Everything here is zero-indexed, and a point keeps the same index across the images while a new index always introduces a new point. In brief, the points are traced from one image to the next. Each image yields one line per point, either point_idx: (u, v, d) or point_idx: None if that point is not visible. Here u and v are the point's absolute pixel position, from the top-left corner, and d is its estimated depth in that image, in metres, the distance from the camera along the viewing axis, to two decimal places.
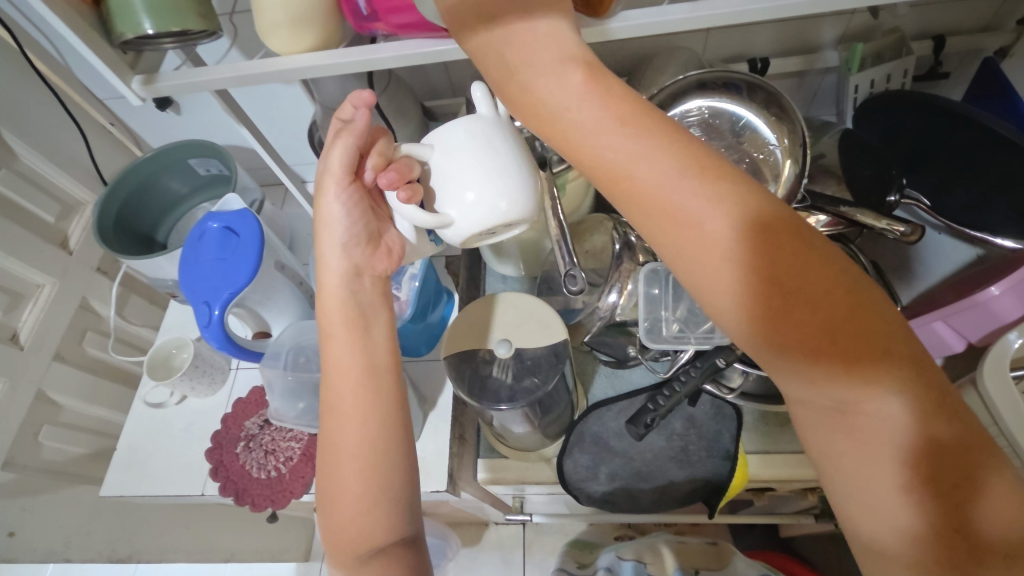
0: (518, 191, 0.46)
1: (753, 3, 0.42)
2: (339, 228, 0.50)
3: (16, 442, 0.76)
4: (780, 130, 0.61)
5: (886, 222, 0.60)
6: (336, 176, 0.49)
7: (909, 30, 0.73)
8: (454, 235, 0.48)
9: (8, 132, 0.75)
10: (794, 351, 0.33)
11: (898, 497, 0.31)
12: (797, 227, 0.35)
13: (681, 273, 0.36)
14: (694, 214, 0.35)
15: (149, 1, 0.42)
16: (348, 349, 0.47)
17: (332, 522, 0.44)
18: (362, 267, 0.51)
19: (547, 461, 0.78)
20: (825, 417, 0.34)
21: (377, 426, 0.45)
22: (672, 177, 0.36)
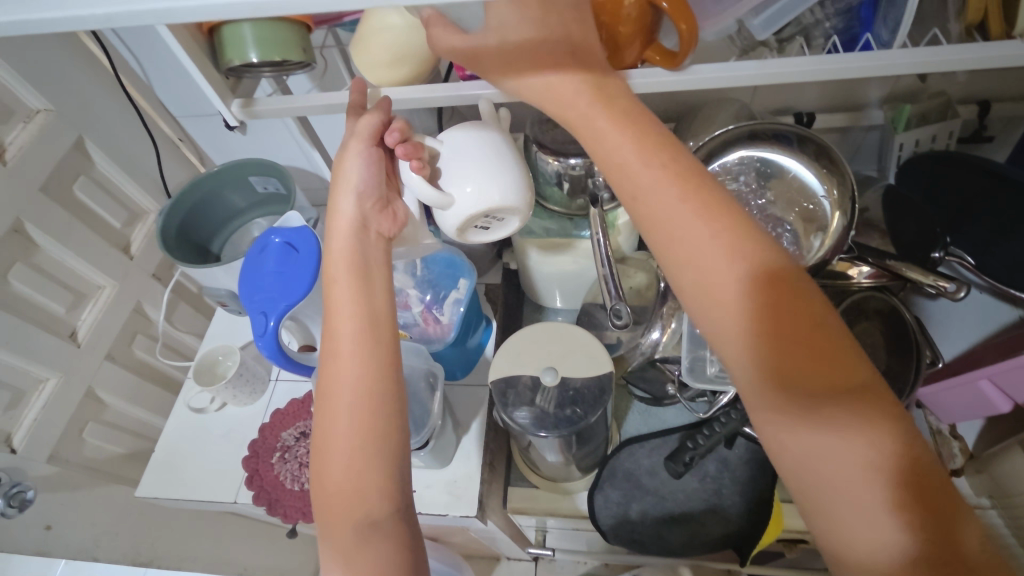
0: (512, 189, 0.51)
1: (818, 63, 0.45)
2: (356, 182, 0.51)
3: (62, 435, 0.79)
4: (829, 182, 0.62)
5: (931, 278, 0.59)
6: (363, 136, 0.51)
7: (954, 94, 0.75)
8: (449, 222, 0.53)
9: (90, 141, 0.80)
10: (790, 378, 0.40)
11: (883, 512, 0.37)
12: (794, 279, 0.42)
13: (689, 297, 0.44)
14: (712, 259, 0.42)
15: (258, 35, 0.46)
16: (351, 300, 0.48)
17: (326, 482, 0.45)
18: (369, 222, 0.52)
19: (569, 495, 0.78)
20: (817, 442, 0.39)
21: (373, 385, 0.46)
22: (689, 215, 0.43)
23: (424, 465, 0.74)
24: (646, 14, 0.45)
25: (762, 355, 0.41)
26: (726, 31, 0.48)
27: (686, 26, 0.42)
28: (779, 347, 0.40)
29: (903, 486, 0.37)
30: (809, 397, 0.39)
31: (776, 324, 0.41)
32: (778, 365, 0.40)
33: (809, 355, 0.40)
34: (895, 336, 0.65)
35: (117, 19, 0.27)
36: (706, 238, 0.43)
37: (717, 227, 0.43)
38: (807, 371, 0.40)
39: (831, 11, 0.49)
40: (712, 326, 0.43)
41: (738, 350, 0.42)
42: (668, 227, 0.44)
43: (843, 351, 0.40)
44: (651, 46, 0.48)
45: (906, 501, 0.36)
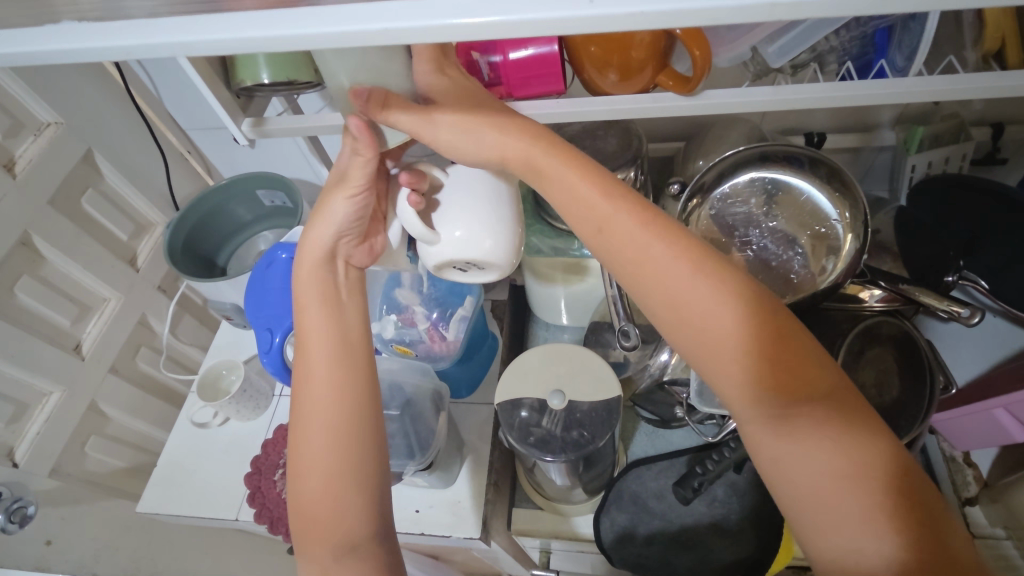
0: (500, 243, 0.50)
1: (833, 90, 0.45)
2: (338, 219, 0.48)
3: (64, 449, 0.79)
4: (841, 205, 0.62)
5: (945, 303, 0.58)
6: (354, 182, 0.46)
7: (968, 116, 0.74)
8: (431, 260, 0.52)
9: (100, 155, 0.81)
10: (773, 403, 0.40)
11: (877, 533, 0.36)
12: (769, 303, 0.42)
13: (668, 325, 0.43)
14: (692, 291, 0.42)
15: (269, 56, 0.47)
16: (324, 324, 0.47)
17: (303, 508, 0.44)
18: (339, 253, 0.50)
19: (561, 515, 0.77)
20: (803, 464, 0.38)
21: (350, 407, 0.45)
22: (666, 244, 0.43)
23: (427, 484, 0.73)
24: (660, 40, 0.44)
25: (747, 382, 0.40)
26: (740, 58, 0.47)
27: (700, 52, 0.41)
28: (763, 373, 0.40)
29: (893, 505, 0.36)
30: (795, 422, 0.39)
31: (761, 353, 0.40)
32: (762, 391, 0.40)
33: (797, 381, 0.40)
34: (911, 361, 0.63)
35: (132, 53, 0.27)
36: (686, 271, 0.42)
37: (699, 261, 0.42)
38: (790, 395, 0.40)
39: (847, 38, 0.48)
40: (696, 358, 0.42)
41: (724, 377, 0.41)
42: (650, 261, 0.43)
43: (822, 372, 0.40)
44: (664, 72, 0.47)
45: (898, 520, 0.36)
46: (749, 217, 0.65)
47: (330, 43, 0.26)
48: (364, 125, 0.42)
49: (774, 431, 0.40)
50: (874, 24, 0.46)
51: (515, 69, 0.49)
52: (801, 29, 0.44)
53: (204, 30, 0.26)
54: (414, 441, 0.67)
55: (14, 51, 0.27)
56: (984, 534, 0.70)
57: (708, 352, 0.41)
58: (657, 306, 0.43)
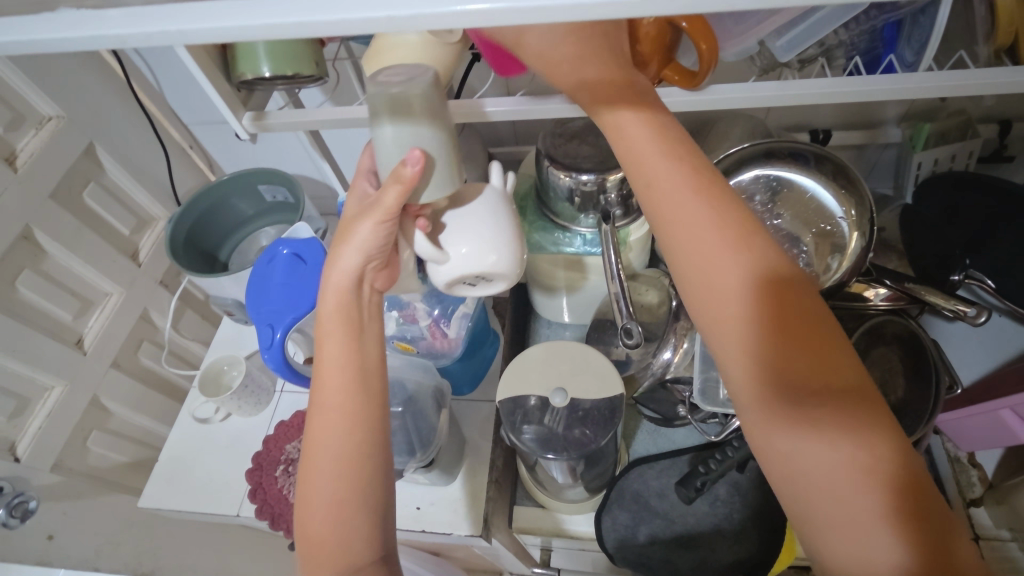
0: (505, 253, 0.50)
1: (842, 86, 0.44)
2: (365, 244, 0.45)
3: (66, 444, 0.79)
4: (847, 203, 0.61)
5: (951, 302, 0.57)
6: (385, 209, 0.43)
7: (976, 112, 0.73)
8: (441, 277, 0.51)
9: (102, 149, 0.81)
10: (786, 385, 0.39)
11: (884, 537, 0.35)
12: (795, 289, 0.40)
13: (690, 283, 0.43)
14: (718, 257, 0.41)
15: (270, 49, 0.46)
16: (342, 353, 0.46)
17: (308, 532, 0.44)
18: (365, 277, 0.47)
19: (552, 510, 0.77)
20: (805, 454, 0.38)
21: (359, 439, 0.45)
22: (700, 209, 0.41)
23: (428, 481, 0.73)
24: (665, 32, 0.43)
25: (769, 364, 0.39)
26: (747, 52, 0.47)
27: (707, 46, 0.41)
28: (786, 358, 0.39)
29: (902, 507, 0.35)
30: (808, 407, 0.38)
31: (788, 335, 0.39)
32: (780, 376, 0.39)
33: (814, 370, 0.39)
34: (920, 364, 0.62)
35: (129, 41, 0.27)
36: (721, 248, 0.41)
37: (737, 241, 0.41)
38: (813, 384, 0.39)
39: (855, 33, 0.47)
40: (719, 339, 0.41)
41: (737, 347, 0.41)
42: (682, 227, 0.42)
43: (843, 369, 0.39)
44: (669, 66, 0.46)
45: (903, 523, 0.35)
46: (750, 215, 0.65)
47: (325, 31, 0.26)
48: (422, 157, 0.40)
49: (790, 420, 0.38)
50: (884, 17, 0.45)
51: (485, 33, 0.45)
52: (808, 24, 0.43)
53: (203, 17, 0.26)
54: (415, 439, 0.67)
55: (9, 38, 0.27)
56: (989, 536, 0.69)
57: (731, 328, 0.41)
58: (686, 283, 0.43)
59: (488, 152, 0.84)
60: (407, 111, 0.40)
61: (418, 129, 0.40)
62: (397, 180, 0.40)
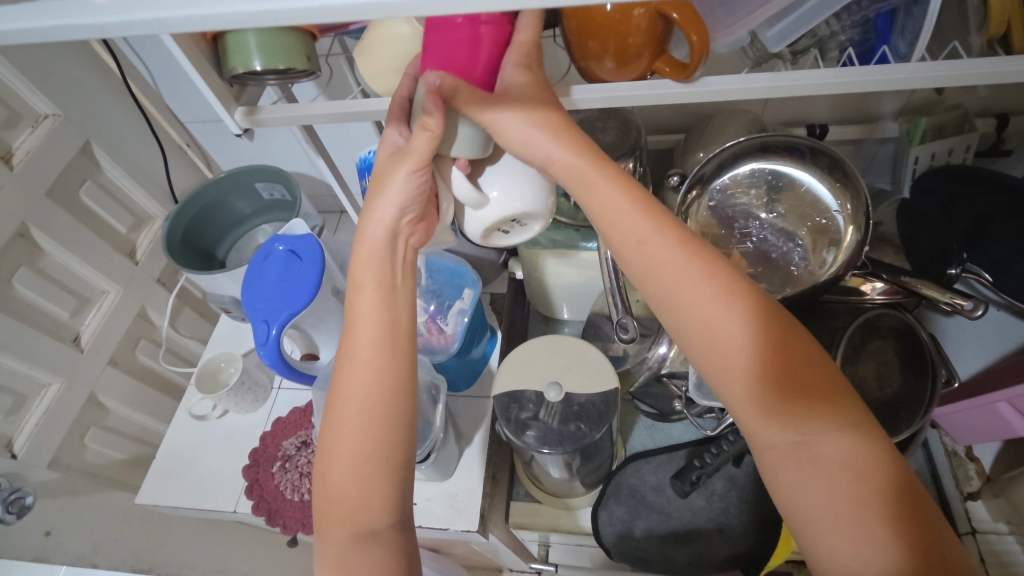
0: (537, 191, 0.50)
1: (831, 76, 0.44)
2: (399, 197, 0.46)
3: (64, 441, 0.79)
4: (842, 196, 0.61)
5: (947, 295, 0.57)
6: (416, 157, 0.45)
7: (972, 106, 0.73)
8: (476, 225, 0.51)
9: (99, 147, 0.81)
10: (777, 409, 0.41)
11: (879, 537, 0.37)
12: (773, 313, 0.43)
13: (675, 326, 0.45)
14: (697, 296, 0.44)
15: (261, 43, 0.46)
16: (375, 308, 0.46)
17: (329, 485, 0.44)
18: (401, 234, 0.48)
19: (573, 511, 0.77)
20: (802, 470, 0.40)
21: (388, 394, 0.44)
22: (673, 250, 0.45)
23: (424, 477, 0.73)
24: (656, 25, 0.43)
25: (760, 385, 0.42)
26: (740, 43, 0.47)
27: (698, 37, 0.41)
28: (779, 383, 0.41)
29: (894, 509, 0.37)
30: (801, 422, 0.40)
31: (773, 356, 0.42)
32: (772, 393, 0.41)
33: (800, 388, 0.41)
34: (916, 359, 0.62)
35: (110, 30, 0.29)
36: (706, 281, 0.44)
37: (719, 276, 0.44)
38: (803, 402, 0.41)
39: (847, 24, 0.47)
40: (709, 368, 0.44)
41: (729, 383, 0.43)
42: (666, 267, 0.45)
43: (828, 382, 0.41)
44: (660, 58, 0.46)
45: (895, 522, 0.37)
46: (746, 208, 0.65)
47: (297, 19, 0.28)
48: (439, 102, 0.42)
49: (784, 433, 0.41)
50: (876, 7, 0.45)
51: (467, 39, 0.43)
52: (799, 13, 0.43)
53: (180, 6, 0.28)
54: None
55: (9, 27, 0.29)
56: (985, 530, 0.69)
57: (722, 358, 0.43)
58: (674, 315, 0.45)
59: None
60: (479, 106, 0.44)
61: (468, 124, 0.44)
62: (427, 126, 0.43)
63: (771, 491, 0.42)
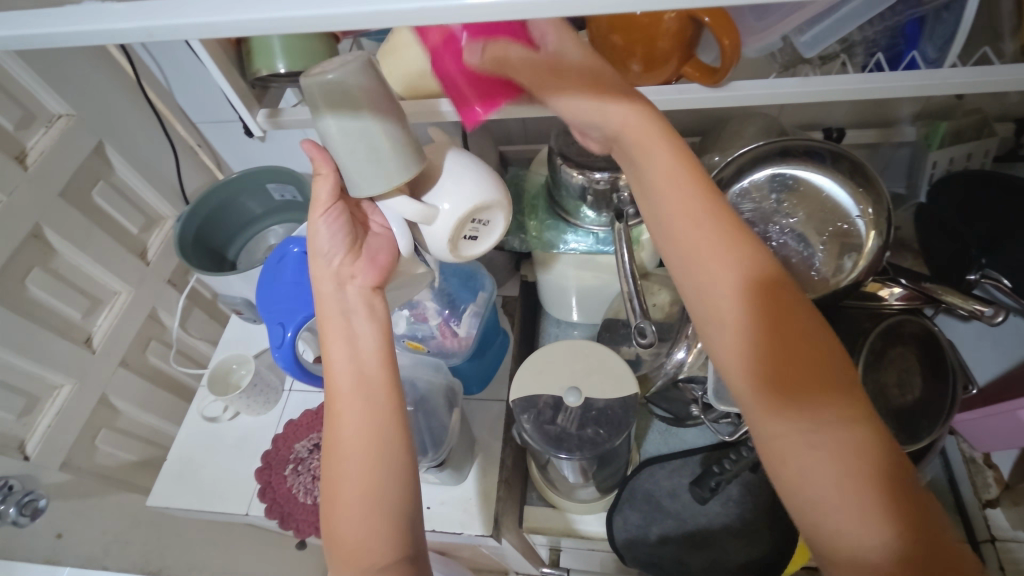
0: (480, 185, 0.51)
1: (864, 81, 0.44)
2: (324, 243, 0.49)
3: (75, 442, 0.79)
4: (864, 201, 0.60)
5: (968, 301, 0.57)
6: (320, 202, 0.50)
7: (992, 111, 0.72)
8: (437, 242, 0.52)
9: (112, 147, 0.80)
10: (781, 379, 0.40)
11: (877, 516, 0.36)
12: (784, 285, 0.42)
13: (689, 288, 0.45)
14: (712, 257, 0.43)
15: (287, 47, 0.46)
16: (342, 359, 0.46)
17: (335, 534, 0.43)
18: (343, 275, 0.50)
19: (559, 509, 0.77)
20: (801, 450, 0.39)
21: (368, 436, 0.44)
22: (692, 213, 0.44)
23: (438, 481, 0.73)
24: (686, 29, 0.43)
25: (765, 359, 0.41)
26: (770, 48, 0.46)
27: (730, 41, 0.40)
28: (783, 355, 0.41)
29: (895, 498, 0.36)
30: (803, 398, 0.39)
31: (779, 325, 0.41)
32: (777, 375, 0.40)
33: (803, 363, 0.40)
34: (923, 380, 0.61)
35: (156, 34, 0.29)
36: (715, 248, 0.43)
37: (734, 243, 0.43)
38: (806, 377, 0.40)
39: (877, 30, 0.47)
40: (718, 342, 0.43)
41: (736, 345, 0.42)
42: (685, 228, 0.44)
43: (830, 360, 0.40)
44: (689, 63, 0.46)
45: (892, 500, 0.36)
46: (763, 214, 0.64)
47: (347, 26, 0.27)
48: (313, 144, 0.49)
49: (788, 412, 0.39)
50: (907, 14, 0.44)
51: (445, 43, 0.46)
52: (833, 18, 0.43)
53: (221, 11, 0.28)
54: (427, 437, 0.68)
55: (53, 30, 0.29)
56: (1005, 537, 0.69)
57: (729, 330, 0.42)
58: (687, 275, 0.44)
59: (499, 151, 0.84)
60: (351, 106, 0.41)
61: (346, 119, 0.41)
62: (320, 171, 0.50)
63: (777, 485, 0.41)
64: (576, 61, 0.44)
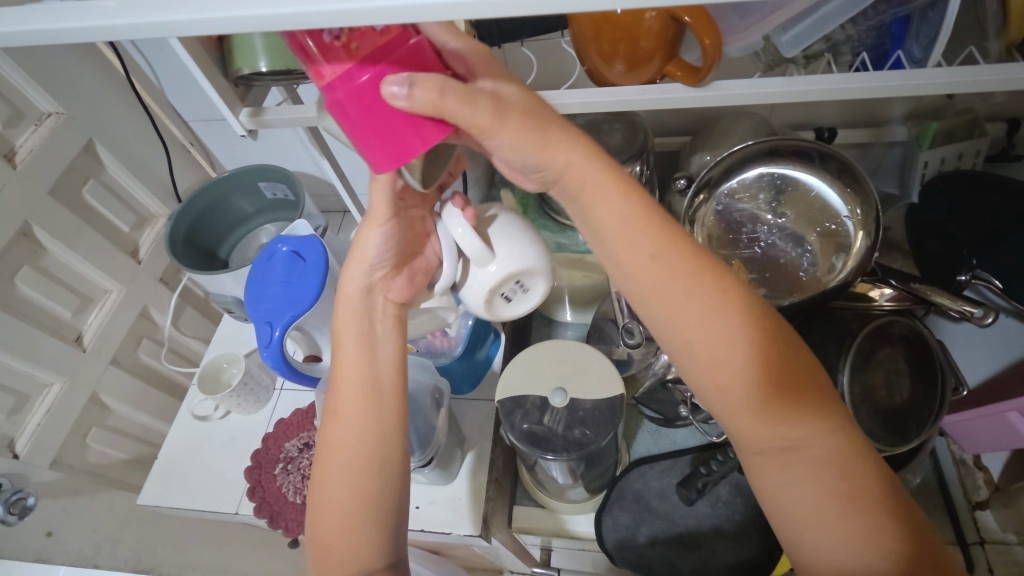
0: (541, 253, 0.50)
1: (844, 82, 0.44)
2: (371, 252, 0.47)
3: (65, 440, 0.79)
4: (852, 201, 0.60)
5: (958, 303, 0.56)
6: (382, 211, 0.46)
7: (983, 110, 0.72)
8: (476, 287, 0.49)
9: (101, 145, 0.80)
10: (750, 399, 0.41)
11: (858, 527, 0.37)
12: (741, 303, 0.42)
13: (650, 313, 0.44)
14: (669, 283, 0.43)
15: (268, 46, 0.46)
16: (358, 364, 0.46)
17: (320, 535, 0.43)
18: (376, 287, 0.49)
19: (553, 511, 0.77)
20: (781, 463, 0.40)
21: (374, 445, 0.44)
22: (643, 236, 0.43)
23: (427, 480, 0.73)
24: (668, 28, 0.42)
25: (743, 388, 0.41)
26: (753, 47, 0.46)
27: (711, 41, 0.40)
28: (751, 375, 0.41)
29: (875, 502, 0.38)
30: (777, 415, 0.41)
31: (743, 345, 0.41)
32: (751, 393, 0.41)
33: (772, 380, 0.41)
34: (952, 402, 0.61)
35: (119, 32, 0.28)
36: (682, 282, 0.43)
37: (689, 263, 0.43)
38: (777, 391, 0.41)
39: (862, 28, 0.47)
40: (694, 375, 0.43)
41: (703, 372, 0.42)
42: (641, 252, 0.43)
43: (797, 371, 0.42)
44: (672, 62, 0.46)
45: (876, 511, 0.38)
46: (753, 213, 0.64)
47: (314, 23, 0.27)
48: None
49: (764, 436, 0.41)
50: (892, 12, 0.44)
51: (353, 94, 0.34)
52: (815, 17, 0.42)
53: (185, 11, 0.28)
54: (414, 437, 0.67)
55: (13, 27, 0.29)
56: (993, 539, 0.69)
57: (696, 363, 0.43)
58: (648, 301, 0.44)
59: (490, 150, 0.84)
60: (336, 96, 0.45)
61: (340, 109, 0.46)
62: (380, 178, 0.45)
63: (759, 499, 0.42)
64: (512, 96, 0.39)
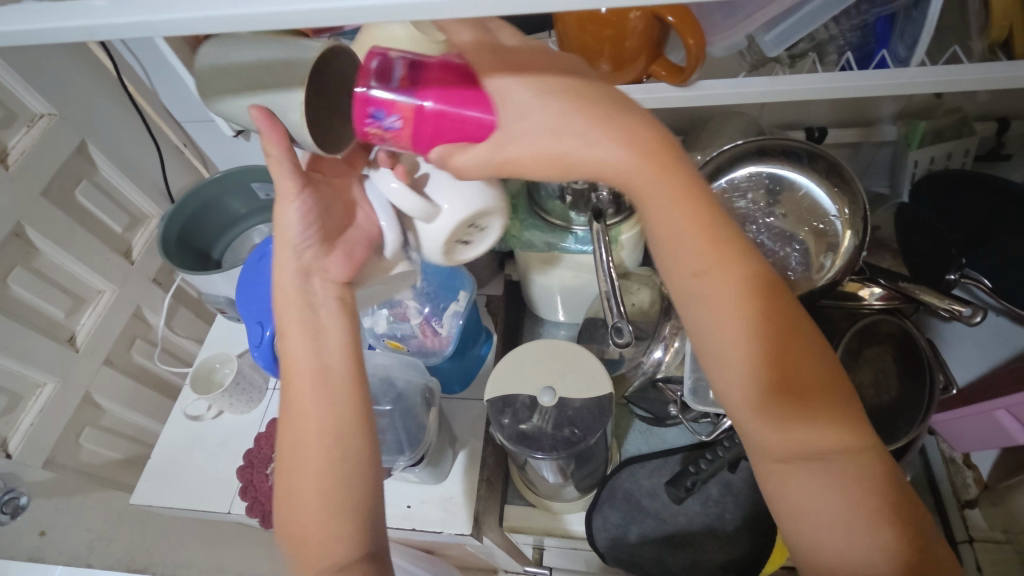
0: (489, 189, 0.50)
1: (826, 82, 0.44)
2: (293, 231, 0.47)
3: (59, 440, 0.79)
4: (840, 200, 0.60)
5: (945, 301, 0.56)
6: (289, 185, 0.46)
7: (971, 110, 0.72)
8: (431, 240, 0.51)
9: (94, 146, 0.80)
10: (777, 405, 0.41)
11: (861, 532, 0.39)
12: (780, 307, 0.42)
13: (686, 308, 0.44)
14: (710, 282, 0.42)
15: None
16: (303, 356, 0.45)
17: (295, 531, 0.44)
18: (312, 268, 0.48)
19: (552, 514, 0.76)
20: (794, 468, 0.41)
21: (331, 436, 0.44)
22: (687, 234, 0.42)
23: (418, 480, 0.73)
24: (651, 28, 0.43)
25: (769, 392, 0.41)
26: (736, 47, 0.46)
27: (694, 40, 0.40)
28: (781, 382, 0.41)
29: (877, 509, 0.39)
30: (800, 423, 0.40)
31: (776, 350, 0.41)
32: (776, 400, 0.41)
33: (802, 388, 0.41)
34: (920, 371, 0.60)
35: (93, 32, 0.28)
36: (722, 286, 0.42)
37: (732, 265, 0.42)
38: (804, 399, 0.40)
39: (846, 28, 0.47)
40: (720, 374, 0.43)
41: (736, 373, 0.42)
42: (683, 251, 0.42)
43: (826, 382, 0.41)
44: (657, 61, 0.46)
45: (878, 518, 0.39)
46: (743, 212, 0.64)
47: (287, 22, 0.26)
48: (263, 112, 0.42)
49: (778, 439, 0.41)
50: (875, 12, 0.45)
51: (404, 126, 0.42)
52: (797, 17, 0.43)
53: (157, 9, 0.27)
54: (404, 437, 0.67)
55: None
56: (982, 537, 0.69)
57: (733, 373, 0.42)
58: (688, 297, 0.43)
59: None
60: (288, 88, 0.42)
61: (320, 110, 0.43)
62: (270, 153, 0.44)
63: (764, 496, 0.43)
64: (542, 100, 0.38)
